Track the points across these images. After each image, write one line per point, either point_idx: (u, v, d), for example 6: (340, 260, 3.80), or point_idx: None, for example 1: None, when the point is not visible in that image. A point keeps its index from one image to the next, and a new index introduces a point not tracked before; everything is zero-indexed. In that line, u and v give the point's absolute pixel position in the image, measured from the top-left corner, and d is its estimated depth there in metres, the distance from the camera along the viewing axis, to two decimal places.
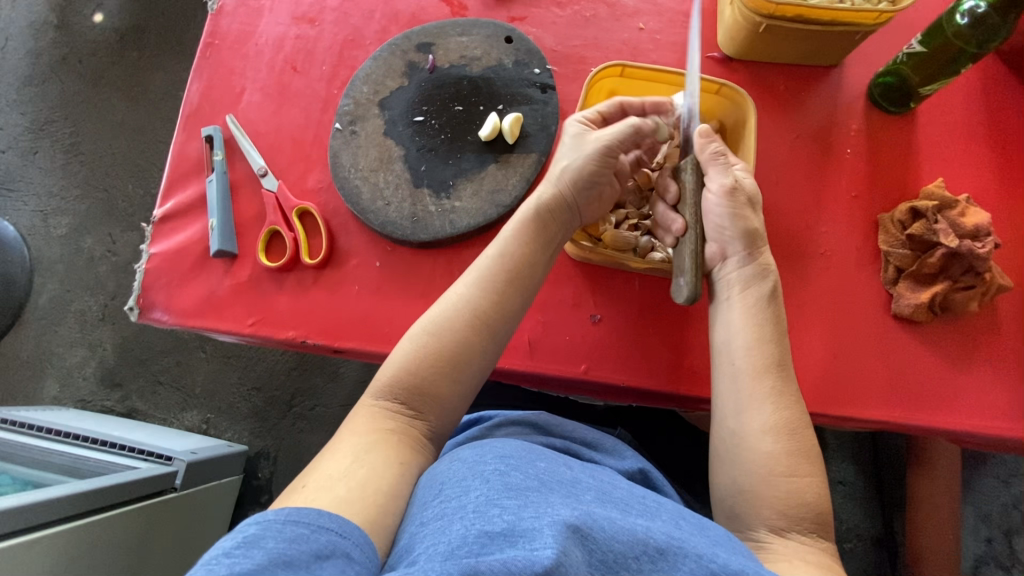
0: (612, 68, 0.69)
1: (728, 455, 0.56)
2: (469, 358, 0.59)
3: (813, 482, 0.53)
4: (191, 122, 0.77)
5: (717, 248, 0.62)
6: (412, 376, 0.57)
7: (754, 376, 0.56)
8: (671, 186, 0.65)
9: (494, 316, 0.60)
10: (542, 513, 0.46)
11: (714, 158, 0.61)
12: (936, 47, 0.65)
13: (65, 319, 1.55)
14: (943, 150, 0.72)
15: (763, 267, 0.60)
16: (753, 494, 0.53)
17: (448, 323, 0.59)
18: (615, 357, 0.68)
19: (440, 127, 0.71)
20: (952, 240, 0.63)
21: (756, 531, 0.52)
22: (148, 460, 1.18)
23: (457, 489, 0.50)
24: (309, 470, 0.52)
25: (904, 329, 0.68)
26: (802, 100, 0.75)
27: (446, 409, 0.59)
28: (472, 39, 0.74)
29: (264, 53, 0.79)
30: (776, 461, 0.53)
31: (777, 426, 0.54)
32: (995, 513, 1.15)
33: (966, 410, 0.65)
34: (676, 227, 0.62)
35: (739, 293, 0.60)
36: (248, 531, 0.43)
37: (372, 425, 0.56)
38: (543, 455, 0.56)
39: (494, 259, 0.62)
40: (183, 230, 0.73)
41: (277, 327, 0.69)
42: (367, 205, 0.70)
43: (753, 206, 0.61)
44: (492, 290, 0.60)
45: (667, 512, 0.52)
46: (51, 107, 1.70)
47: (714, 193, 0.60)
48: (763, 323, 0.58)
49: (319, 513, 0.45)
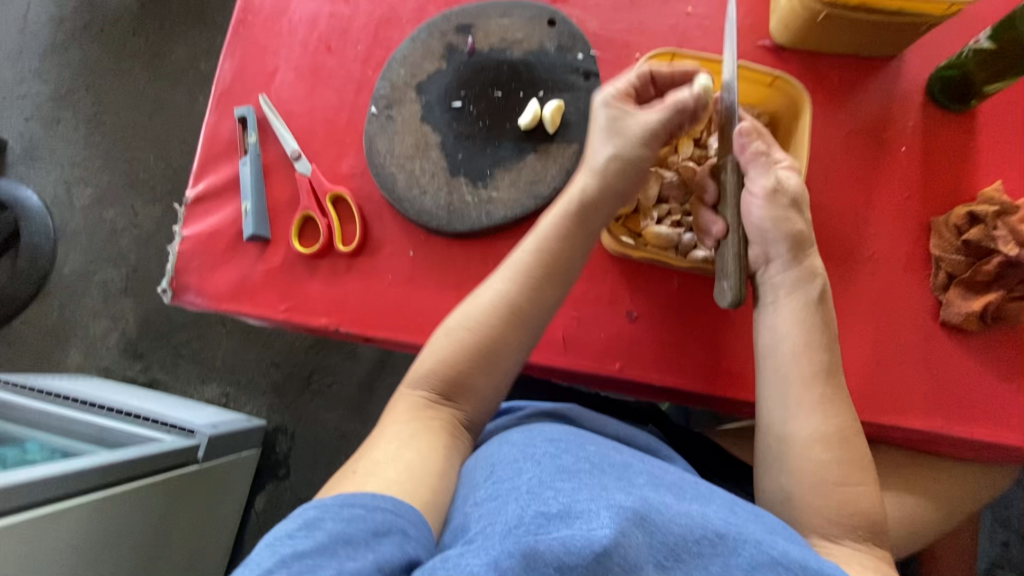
0: (662, 55, 0.66)
1: (775, 462, 0.57)
2: (503, 349, 0.58)
3: (865, 491, 0.54)
4: (223, 101, 0.76)
5: (760, 250, 0.60)
6: (452, 369, 0.57)
7: (802, 384, 0.57)
8: (710, 185, 0.63)
9: (529, 311, 0.59)
10: (598, 496, 0.45)
11: (755, 158, 0.58)
12: (1006, 43, 0.62)
13: (89, 290, 1.57)
14: (1003, 151, 0.69)
15: (809, 269, 0.59)
16: (801, 502, 0.55)
17: (485, 319, 0.58)
18: (651, 356, 0.67)
19: (479, 113, 0.69)
20: (1011, 249, 0.60)
21: (808, 537, 0.54)
22: (171, 433, 1.19)
23: (510, 471, 0.48)
24: (358, 456, 0.51)
25: (951, 337, 0.66)
26: (857, 93, 0.72)
27: (482, 401, 0.58)
28: (514, 21, 0.72)
29: (297, 31, 0.76)
30: (827, 470, 0.54)
31: (826, 435, 0.55)
32: (1014, 518, 1.14)
33: (1009, 423, 0.64)
34: (715, 229, 0.60)
35: (784, 297, 0.59)
36: (307, 514, 0.43)
37: (413, 412, 0.55)
38: (591, 439, 0.54)
39: (529, 250, 0.60)
40: (216, 213, 0.72)
41: (309, 314, 0.68)
42: (403, 192, 0.68)
43: (799, 207, 0.59)
44: (527, 284, 0.59)
45: (721, 498, 0.50)
46: (74, 76, 1.68)
47: (754, 195, 0.58)
48: (811, 328, 0.58)
49: (374, 496, 0.45)
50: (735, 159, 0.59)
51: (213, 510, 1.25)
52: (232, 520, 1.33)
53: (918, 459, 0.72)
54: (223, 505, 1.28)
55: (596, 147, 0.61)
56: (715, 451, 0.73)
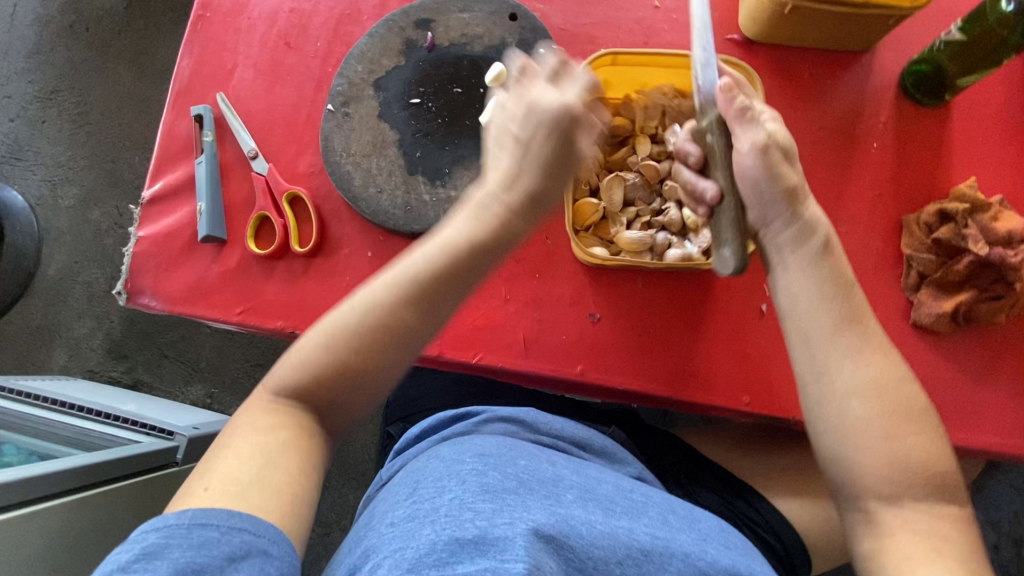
0: (602, 59, 0.65)
1: (818, 425, 0.52)
2: (374, 374, 0.51)
3: (917, 441, 0.50)
4: (181, 99, 0.74)
5: (758, 212, 0.54)
6: (320, 385, 0.51)
7: (831, 338, 0.52)
8: (690, 147, 0.56)
9: (414, 329, 0.51)
10: (519, 518, 0.46)
11: (741, 114, 0.51)
12: (977, 36, 0.59)
13: (73, 291, 1.56)
14: (978, 145, 0.67)
15: (810, 222, 0.53)
16: (850, 463, 0.51)
17: (362, 332, 0.50)
18: (613, 360, 0.65)
19: (437, 110, 0.68)
20: (981, 248, 0.58)
21: (864, 501, 0.51)
22: (151, 435, 1.17)
23: (433, 490, 0.49)
24: (207, 469, 0.47)
25: (923, 339, 0.64)
26: (828, 88, 0.70)
27: (350, 415, 0.53)
28: (474, 15, 0.70)
29: (256, 27, 0.75)
30: (870, 425, 0.50)
31: (867, 386, 0.51)
32: (1006, 522, 1.12)
33: (981, 426, 0.62)
34: (709, 195, 0.52)
35: (790, 256, 0.53)
36: (149, 540, 0.42)
37: (274, 425, 0.50)
38: (524, 452, 0.54)
39: (426, 260, 0.51)
40: (172, 214, 0.71)
41: (265, 316, 0.67)
42: (359, 191, 0.66)
43: (791, 160, 0.53)
44: (408, 299, 0.51)
45: (654, 507, 0.52)
46: (59, 76, 1.67)
47: (744, 153, 0.51)
48: (826, 282, 0.52)
49: (229, 514, 0.43)
50: (719, 116, 0.52)
51: None
52: None
53: None
54: None
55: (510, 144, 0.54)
56: (683, 454, 0.71)
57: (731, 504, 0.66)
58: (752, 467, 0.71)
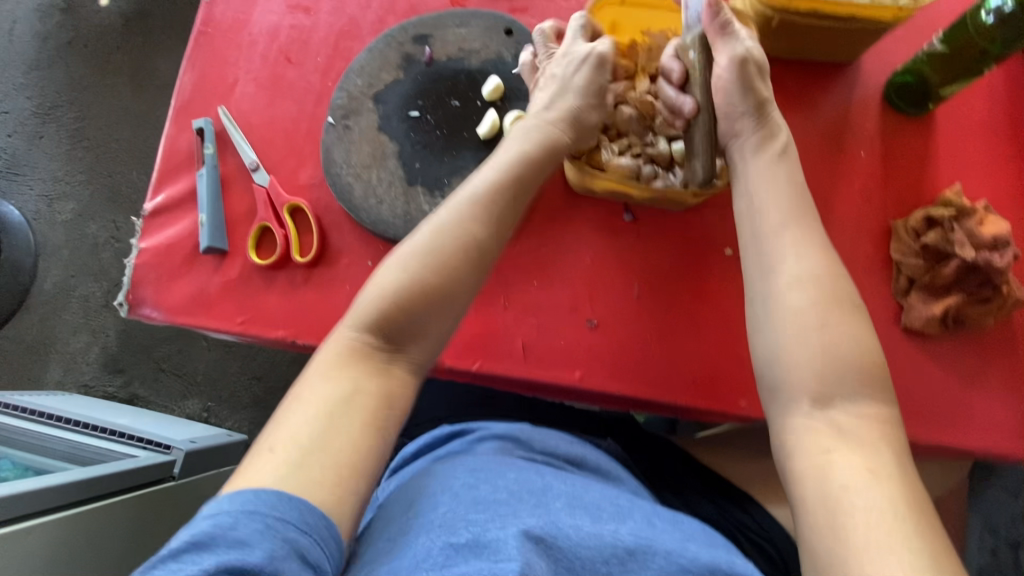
0: None
1: (759, 322, 0.53)
2: (459, 291, 0.54)
3: (851, 335, 0.49)
4: (183, 113, 0.75)
5: (728, 123, 0.60)
6: (397, 310, 0.51)
7: (773, 232, 0.55)
8: (674, 65, 0.61)
9: (487, 249, 0.56)
10: (507, 522, 0.47)
11: (722, 29, 0.58)
12: (959, 47, 0.61)
13: (69, 304, 1.55)
14: (963, 153, 0.69)
15: (775, 128, 0.59)
16: (788, 359, 0.50)
17: (439, 257, 0.53)
18: (611, 366, 0.66)
19: (436, 122, 0.69)
20: (968, 252, 0.60)
21: (800, 405, 0.49)
22: (147, 449, 1.16)
23: (428, 504, 0.50)
24: (278, 424, 0.46)
25: (914, 342, 0.65)
26: (816, 98, 0.72)
27: (427, 351, 0.54)
28: (471, 30, 0.72)
29: (258, 42, 0.76)
30: (807, 317, 0.50)
31: (802, 277, 0.52)
32: (1003, 525, 1.12)
33: (972, 428, 0.63)
34: (686, 108, 0.59)
35: (752, 158, 0.58)
36: (201, 528, 0.41)
37: (345, 368, 0.50)
38: (514, 465, 0.56)
39: (492, 185, 0.57)
40: (173, 225, 0.71)
41: (266, 326, 0.67)
42: (359, 202, 0.68)
43: (764, 76, 0.59)
44: (486, 223, 0.56)
45: (640, 511, 0.53)
46: (57, 91, 1.68)
47: (722, 67, 0.58)
48: (784, 180, 0.57)
49: (279, 499, 0.42)
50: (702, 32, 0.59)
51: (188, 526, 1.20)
52: None
53: None
54: None
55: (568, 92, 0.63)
56: (679, 461, 0.72)
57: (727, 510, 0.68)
58: (751, 471, 0.72)
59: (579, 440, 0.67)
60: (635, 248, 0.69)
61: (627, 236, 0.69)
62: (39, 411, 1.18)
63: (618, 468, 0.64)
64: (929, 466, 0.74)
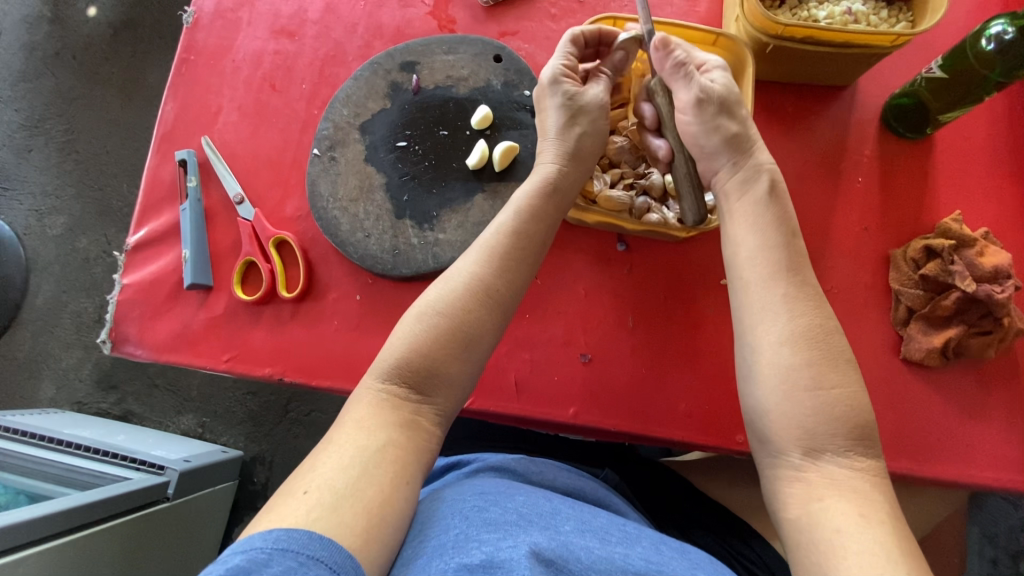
0: (604, 21, 0.65)
1: (748, 373, 0.53)
2: (480, 335, 0.55)
3: (842, 393, 0.50)
4: (165, 144, 0.74)
5: (706, 163, 0.60)
6: (422, 358, 0.53)
7: (763, 285, 0.53)
8: (646, 109, 0.63)
9: (502, 290, 0.56)
10: (518, 541, 0.45)
11: (677, 72, 0.59)
12: (957, 74, 0.60)
13: (61, 320, 1.48)
14: (962, 178, 0.68)
15: (755, 165, 0.58)
16: (778, 414, 0.50)
17: (458, 303, 0.54)
18: (606, 401, 0.64)
19: (424, 152, 0.68)
20: (969, 283, 0.59)
21: (790, 456, 0.50)
22: (140, 470, 1.07)
23: (438, 529, 0.48)
24: (306, 472, 0.47)
25: (914, 373, 0.64)
26: (811, 122, 0.70)
27: (455, 392, 0.55)
28: (459, 57, 0.70)
29: (241, 70, 0.75)
30: (797, 374, 0.50)
31: (793, 337, 0.51)
32: (1001, 535, 1.10)
33: (976, 461, 0.62)
34: (662, 153, 0.62)
35: (736, 202, 0.58)
36: (234, 561, 0.39)
37: (377, 418, 0.51)
38: (522, 490, 0.54)
39: (507, 228, 0.58)
40: (156, 260, 0.70)
41: (252, 363, 0.66)
42: (346, 236, 0.66)
43: (732, 110, 0.58)
44: (502, 266, 0.56)
45: (648, 539, 0.52)
46: (45, 104, 1.60)
47: (685, 110, 0.59)
48: (770, 228, 0.55)
49: (311, 538, 0.42)
50: (660, 79, 0.60)
51: (188, 548, 1.15)
52: (209, 554, 1.24)
53: None
54: (200, 542, 1.20)
55: (549, 131, 0.61)
56: (675, 491, 0.71)
57: (725, 540, 0.67)
58: (747, 501, 0.71)
59: (578, 471, 0.66)
60: (629, 280, 0.67)
61: (620, 268, 0.68)
62: (16, 428, 1.08)
63: (620, 501, 0.63)
64: (932, 493, 0.73)
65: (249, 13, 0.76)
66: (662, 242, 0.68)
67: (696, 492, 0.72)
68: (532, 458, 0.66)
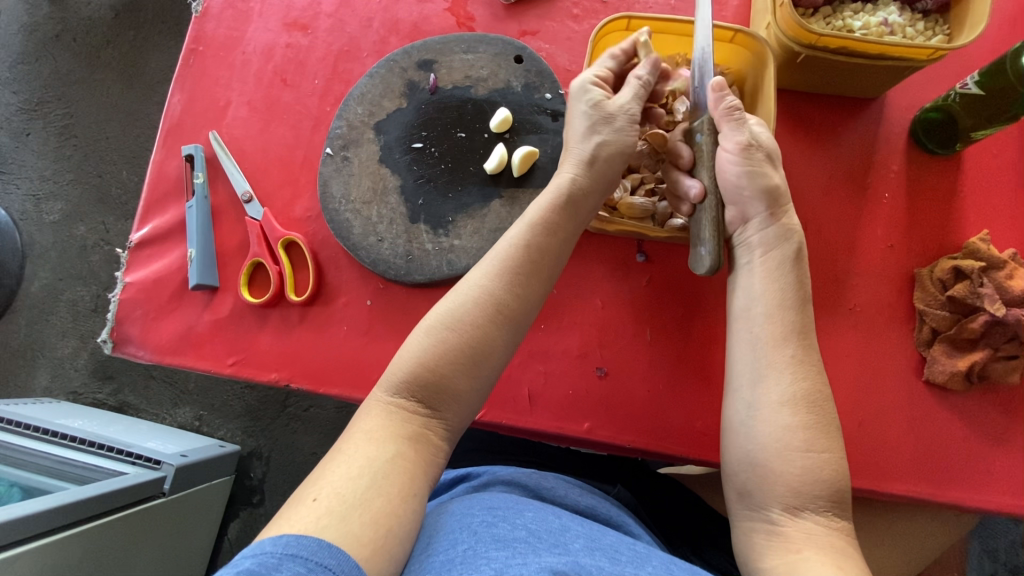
0: (618, 21, 0.62)
1: (741, 426, 0.51)
2: (489, 350, 0.53)
3: (830, 458, 0.49)
4: (171, 138, 0.71)
5: (737, 211, 0.56)
6: (432, 372, 0.51)
7: (773, 345, 0.52)
8: (683, 148, 0.57)
9: (512, 304, 0.54)
10: (529, 559, 0.43)
11: (729, 115, 0.54)
12: (995, 92, 0.58)
13: (56, 309, 1.45)
14: (990, 196, 0.66)
15: (787, 228, 0.55)
16: (767, 470, 0.49)
17: (467, 316, 0.53)
18: (621, 416, 0.63)
19: (440, 155, 0.66)
20: (998, 308, 0.57)
21: (769, 510, 0.49)
22: (136, 465, 1.03)
23: (444, 544, 0.46)
24: (316, 479, 0.45)
25: (935, 395, 0.63)
26: (838, 135, 0.69)
27: (464, 406, 0.53)
28: (478, 57, 0.68)
29: (251, 62, 0.72)
30: (793, 435, 0.49)
31: (795, 398, 0.50)
32: (1002, 549, 1.08)
33: (999, 487, 0.61)
34: (693, 193, 0.55)
35: (760, 257, 0.55)
36: (243, 566, 0.38)
37: (388, 430, 0.49)
38: (530, 505, 0.53)
39: (518, 241, 0.56)
40: (161, 258, 0.68)
41: (258, 368, 0.64)
42: (358, 240, 0.64)
43: (773, 162, 0.55)
44: (512, 278, 0.54)
45: (658, 559, 0.50)
46: (44, 86, 1.56)
47: (728, 152, 0.54)
48: (788, 288, 0.53)
49: (320, 546, 0.40)
50: (709, 117, 0.54)
51: (181, 545, 1.13)
52: (203, 552, 1.22)
53: (899, 520, 0.71)
54: (194, 539, 1.17)
55: (572, 139, 0.59)
56: (685, 507, 0.70)
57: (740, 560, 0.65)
58: None
59: (588, 488, 0.64)
60: (648, 292, 0.66)
61: (638, 279, 0.66)
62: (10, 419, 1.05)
63: (631, 519, 0.61)
64: (947, 514, 0.71)
65: (261, 3, 0.74)
66: (682, 254, 0.66)
67: (704, 508, 0.71)
68: (543, 473, 0.65)
